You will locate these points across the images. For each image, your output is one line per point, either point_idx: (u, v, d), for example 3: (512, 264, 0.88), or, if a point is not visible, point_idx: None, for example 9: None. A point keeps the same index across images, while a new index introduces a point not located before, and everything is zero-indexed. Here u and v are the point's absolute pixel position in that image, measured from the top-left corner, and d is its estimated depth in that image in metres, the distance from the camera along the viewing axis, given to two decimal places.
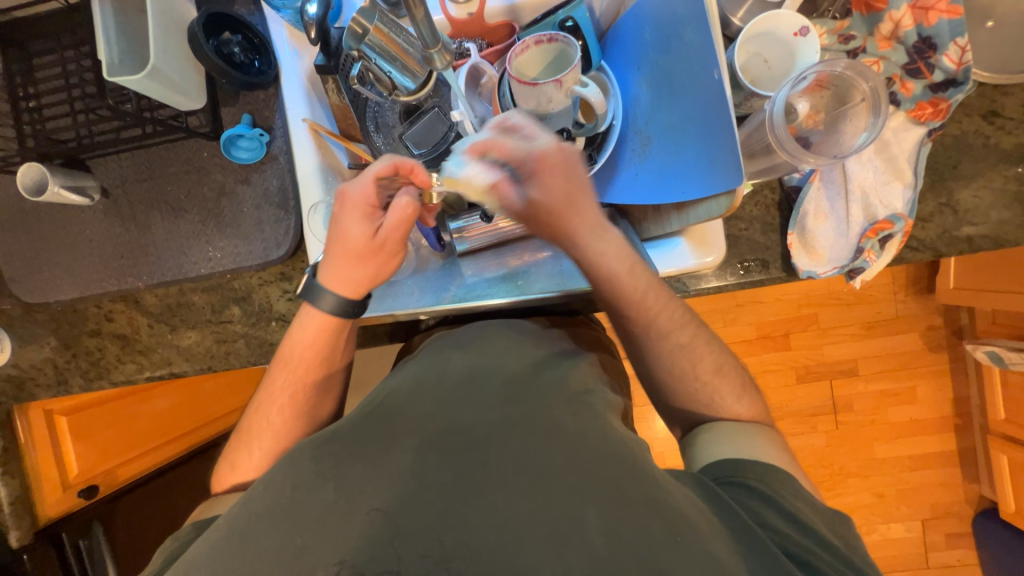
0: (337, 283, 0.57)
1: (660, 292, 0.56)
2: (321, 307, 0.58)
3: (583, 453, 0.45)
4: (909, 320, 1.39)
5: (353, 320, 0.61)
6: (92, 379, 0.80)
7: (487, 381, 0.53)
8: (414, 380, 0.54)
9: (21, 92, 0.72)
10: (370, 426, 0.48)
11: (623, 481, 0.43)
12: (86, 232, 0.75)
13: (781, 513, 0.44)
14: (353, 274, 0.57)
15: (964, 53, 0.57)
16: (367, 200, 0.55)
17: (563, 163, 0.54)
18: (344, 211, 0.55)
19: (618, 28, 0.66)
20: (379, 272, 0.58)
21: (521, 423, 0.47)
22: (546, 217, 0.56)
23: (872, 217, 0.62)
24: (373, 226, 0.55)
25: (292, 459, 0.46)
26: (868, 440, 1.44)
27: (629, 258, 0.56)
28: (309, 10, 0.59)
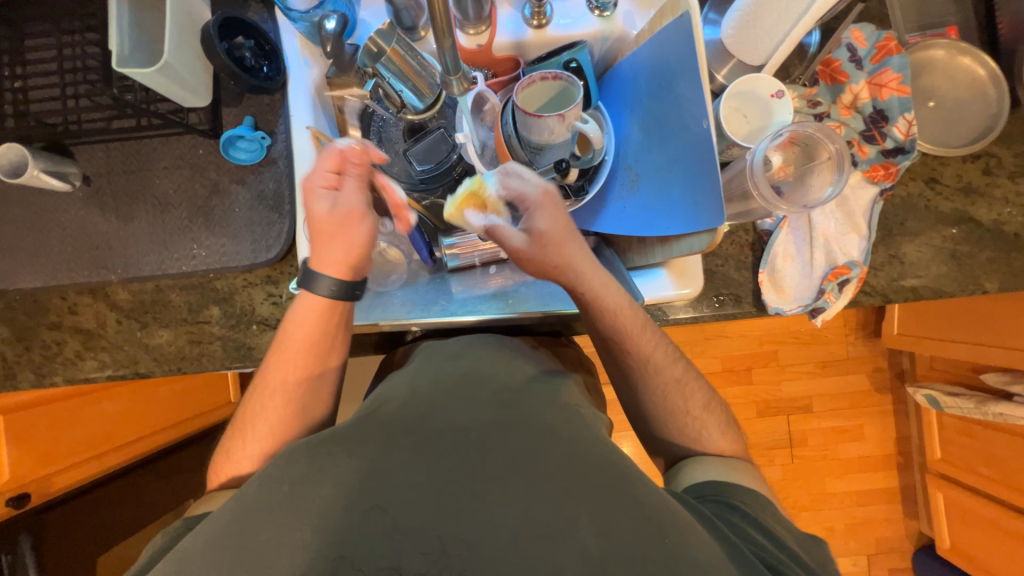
0: (326, 265, 0.58)
1: (646, 333, 0.59)
2: (309, 289, 0.59)
3: (579, 458, 0.45)
4: (858, 361, 1.49)
5: (347, 304, 0.61)
6: (45, 375, 0.75)
7: (483, 390, 0.53)
8: (409, 387, 0.54)
9: (9, 73, 0.70)
10: (362, 427, 0.48)
11: (617, 486, 0.43)
12: (61, 220, 0.71)
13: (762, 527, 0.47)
14: (331, 248, 0.58)
15: (911, 126, 0.66)
16: (318, 183, 0.58)
17: (556, 212, 0.58)
18: (306, 200, 0.58)
19: (615, 73, 0.72)
20: (354, 241, 0.58)
21: (520, 427, 0.47)
22: (543, 250, 0.57)
23: (833, 262, 0.68)
24: (331, 202, 0.58)
25: (275, 464, 0.45)
26: (821, 475, 1.51)
27: (630, 305, 0.59)
28: (327, 25, 0.62)
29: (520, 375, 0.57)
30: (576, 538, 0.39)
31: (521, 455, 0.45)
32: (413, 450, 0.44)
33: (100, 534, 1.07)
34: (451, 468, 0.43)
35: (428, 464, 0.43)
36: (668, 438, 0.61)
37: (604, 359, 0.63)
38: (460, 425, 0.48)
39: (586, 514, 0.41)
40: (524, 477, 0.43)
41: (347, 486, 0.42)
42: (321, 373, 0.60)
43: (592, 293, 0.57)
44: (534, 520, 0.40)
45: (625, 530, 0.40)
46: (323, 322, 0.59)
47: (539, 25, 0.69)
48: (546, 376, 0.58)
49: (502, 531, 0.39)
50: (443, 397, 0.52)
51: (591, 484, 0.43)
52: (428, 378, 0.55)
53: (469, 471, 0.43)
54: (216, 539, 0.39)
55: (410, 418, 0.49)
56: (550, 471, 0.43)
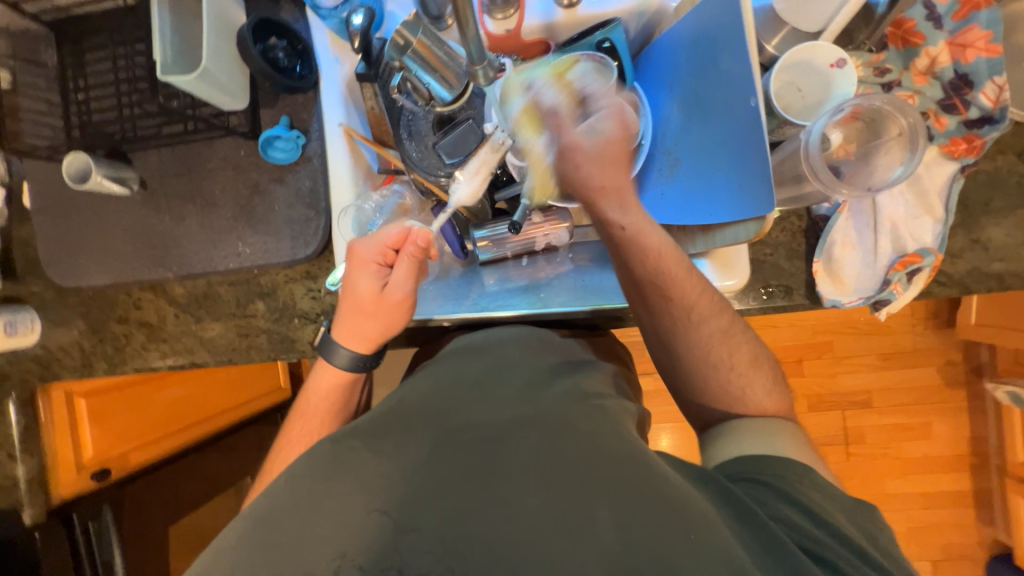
0: (358, 338, 0.61)
1: (681, 265, 0.55)
2: (345, 351, 0.61)
3: (596, 452, 0.44)
4: (926, 354, 1.36)
5: (365, 372, 0.64)
6: (116, 363, 0.82)
7: (501, 388, 0.54)
8: (430, 383, 0.56)
9: (73, 86, 0.75)
10: (387, 422, 0.49)
11: (639, 481, 0.42)
12: (123, 221, 0.77)
13: (804, 512, 0.43)
14: (365, 328, 0.60)
15: (1001, 91, 0.57)
16: (375, 258, 0.59)
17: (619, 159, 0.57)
18: (355, 269, 0.59)
19: (652, 51, 0.68)
20: (389, 325, 0.61)
21: (538, 423, 0.47)
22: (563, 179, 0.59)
23: (902, 249, 0.62)
24: (380, 281, 0.59)
25: (310, 454, 0.46)
26: (880, 475, 1.41)
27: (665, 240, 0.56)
28: (354, 21, 0.61)
29: (539, 371, 0.57)
30: (594, 531, 0.39)
31: (543, 453, 0.44)
32: (435, 445, 0.45)
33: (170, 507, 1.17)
34: (473, 462, 0.43)
35: (449, 458, 0.44)
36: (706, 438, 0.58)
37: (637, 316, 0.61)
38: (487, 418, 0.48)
39: (603, 502, 0.40)
40: (544, 474, 0.42)
41: (374, 478, 0.42)
42: (355, 386, 0.64)
43: (633, 224, 0.55)
44: (555, 516, 0.40)
45: (644, 521, 0.39)
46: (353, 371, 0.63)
47: (569, 4, 0.65)
48: (566, 370, 0.58)
49: (521, 526, 0.39)
50: (463, 395, 0.53)
51: (614, 479, 0.42)
52: (448, 375, 0.57)
53: (489, 466, 0.43)
54: (250, 524, 0.41)
55: (435, 413, 0.50)
56: (567, 466, 0.43)
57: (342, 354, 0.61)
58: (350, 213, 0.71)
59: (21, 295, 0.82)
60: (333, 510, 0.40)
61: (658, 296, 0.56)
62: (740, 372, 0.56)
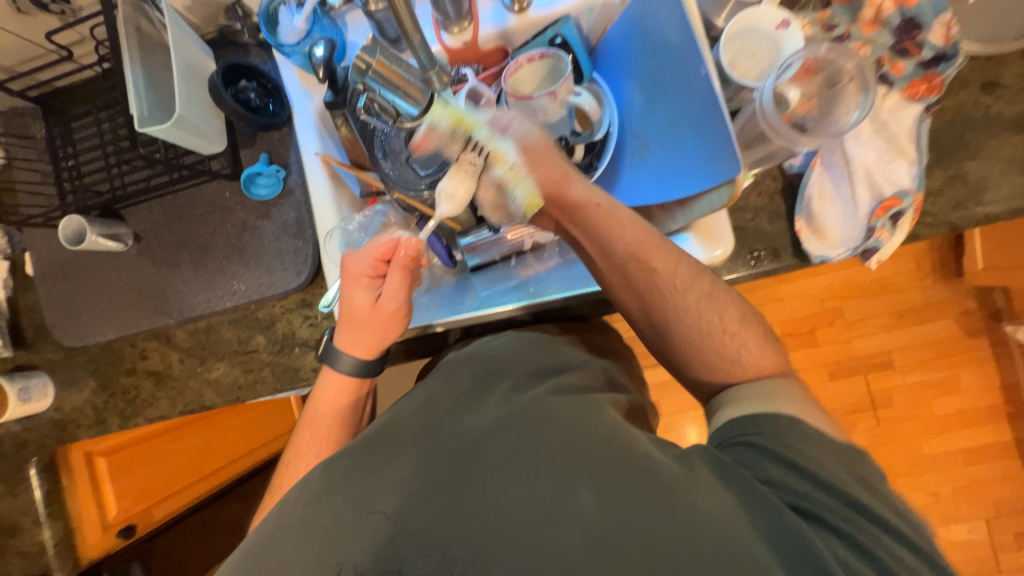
0: (359, 348, 0.61)
1: (665, 251, 0.56)
2: (347, 359, 0.62)
3: (581, 439, 0.46)
4: (938, 306, 1.34)
5: (371, 378, 0.64)
6: (129, 416, 0.83)
7: (494, 387, 0.55)
8: (422, 394, 0.56)
9: (63, 154, 0.78)
10: (383, 433, 0.50)
11: (618, 460, 0.44)
12: (122, 276, 0.79)
13: (804, 477, 0.43)
14: (364, 337, 0.61)
15: (951, 28, 0.58)
16: (366, 270, 0.60)
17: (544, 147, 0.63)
18: (350, 282, 0.60)
19: (606, 42, 0.70)
20: (387, 335, 0.61)
21: (524, 416, 0.49)
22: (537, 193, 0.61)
23: (880, 194, 0.62)
24: (374, 293, 0.60)
25: (306, 480, 0.47)
26: (914, 437, 1.36)
27: (642, 230, 0.56)
28: (316, 52, 0.64)
29: (530, 368, 0.58)
30: (575, 510, 0.41)
31: (530, 448, 0.45)
32: (429, 452, 0.47)
33: (199, 558, 1.17)
34: (463, 464, 0.45)
35: (442, 463, 0.45)
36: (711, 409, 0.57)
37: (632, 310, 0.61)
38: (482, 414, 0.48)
39: (585, 485, 0.42)
40: (527, 463, 0.44)
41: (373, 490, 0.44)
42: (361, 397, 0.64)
43: (598, 210, 0.57)
44: (538, 502, 0.42)
45: (626, 500, 0.41)
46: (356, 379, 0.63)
47: (520, 9, 0.67)
48: (555, 364, 0.59)
49: (507, 517, 0.41)
50: (457, 397, 0.54)
51: (596, 462, 0.44)
52: (439, 382, 0.57)
53: (472, 467, 0.45)
54: (255, 550, 0.43)
55: (431, 419, 0.51)
56: (552, 454, 0.45)
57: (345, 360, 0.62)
58: (335, 235, 0.73)
59: (33, 361, 0.84)
60: (331, 527, 0.42)
61: (645, 279, 0.56)
62: (737, 337, 0.54)
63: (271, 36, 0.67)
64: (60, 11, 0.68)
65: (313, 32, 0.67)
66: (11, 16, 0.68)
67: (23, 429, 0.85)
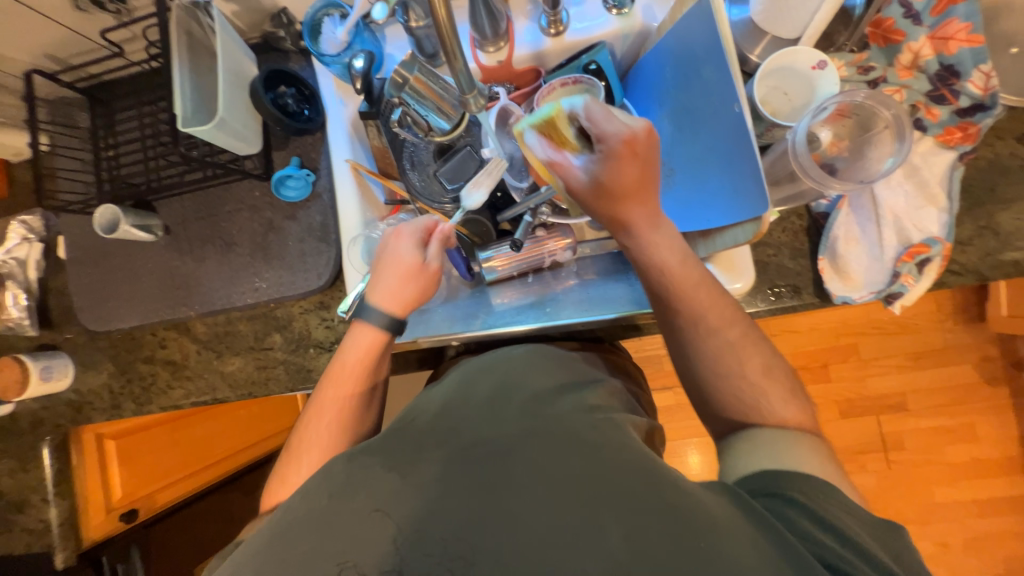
0: (390, 304, 0.62)
1: (710, 288, 0.56)
2: (375, 320, 0.62)
3: (604, 465, 0.46)
4: (959, 350, 1.31)
5: (391, 338, 0.64)
6: (143, 403, 0.85)
7: (507, 405, 0.56)
8: (444, 400, 0.58)
9: (104, 144, 0.81)
10: (398, 441, 0.50)
11: (644, 490, 0.43)
12: (149, 266, 0.81)
13: (825, 531, 0.42)
14: (403, 288, 0.63)
15: (989, 79, 0.57)
16: (415, 230, 0.66)
17: (632, 162, 0.51)
18: (398, 238, 0.65)
19: (640, 70, 0.71)
20: (423, 290, 0.64)
21: (546, 437, 0.50)
22: (603, 198, 0.54)
23: (907, 240, 0.61)
24: (421, 251, 0.64)
25: (324, 474, 0.47)
26: (926, 483, 1.33)
27: (677, 253, 0.56)
28: (356, 65, 0.65)
29: (549, 386, 0.59)
30: (603, 543, 0.40)
31: (546, 467, 0.46)
32: (446, 461, 0.47)
33: None
34: (480, 476, 0.45)
35: (461, 474, 0.46)
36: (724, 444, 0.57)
37: (660, 324, 0.61)
38: None
39: (611, 516, 0.42)
40: (550, 486, 0.44)
41: (387, 497, 0.44)
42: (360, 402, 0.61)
43: (643, 241, 0.56)
44: (560, 525, 0.42)
45: (653, 534, 0.40)
46: (366, 360, 0.62)
47: (556, 33, 0.69)
48: (569, 386, 0.60)
49: (526, 539, 0.41)
50: (475, 407, 0.55)
51: (622, 491, 0.43)
52: (457, 394, 0.58)
53: (494, 480, 0.45)
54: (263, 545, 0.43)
55: (443, 431, 0.51)
56: (574, 479, 0.44)
57: (370, 324, 0.62)
58: (359, 242, 0.73)
59: (57, 342, 0.86)
60: None
61: (671, 317, 0.58)
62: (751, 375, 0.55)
63: (312, 44, 0.69)
64: (115, 10, 0.71)
65: (354, 44, 0.69)
66: (70, 13, 0.71)
67: (40, 408, 0.87)
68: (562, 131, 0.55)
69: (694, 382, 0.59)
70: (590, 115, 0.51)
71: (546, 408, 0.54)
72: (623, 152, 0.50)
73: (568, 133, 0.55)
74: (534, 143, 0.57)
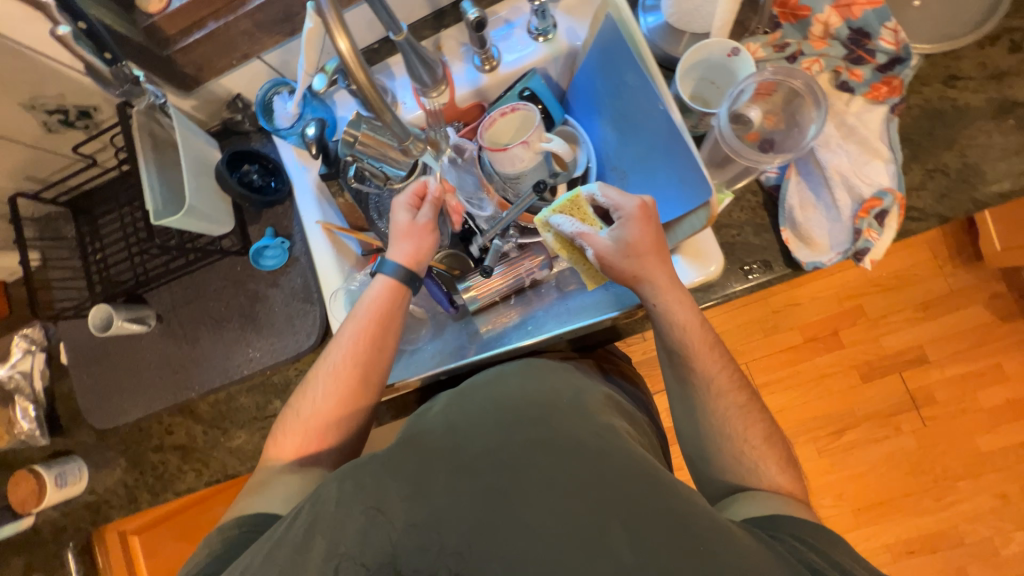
0: (400, 255, 0.66)
1: (715, 351, 0.58)
2: (389, 278, 0.65)
3: (610, 472, 0.46)
4: (965, 292, 1.29)
5: (401, 294, 0.65)
6: (158, 493, 0.85)
7: (510, 410, 0.54)
8: (444, 421, 0.56)
9: (91, 248, 0.85)
10: (404, 455, 0.50)
11: (649, 499, 0.44)
12: (147, 356, 0.84)
13: None
14: (400, 249, 0.66)
15: (898, 33, 0.61)
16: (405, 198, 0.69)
17: (648, 224, 0.58)
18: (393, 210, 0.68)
19: (576, 83, 0.74)
20: (418, 246, 0.66)
21: (551, 444, 0.49)
22: (629, 261, 0.57)
23: (860, 197, 0.63)
24: (411, 213, 0.67)
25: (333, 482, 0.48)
26: (965, 434, 1.28)
27: (695, 314, 0.58)
28: (307, 133, 0.69)
29: (544, 392, 0.57)
30: (611, 547, 0.41)
31: (551, 471, 0.46)
32: (450, 473, 0.47)
33: None
34: (489, 484, 0.46)
35: (463, 486, 0.46)
36: (724, 430, 0.57)
37: (669, 373, 0.61)
38: (492, 456, 0.48)
39: (617, 523, 0.42)
40: (557, 489, 0.45)
41: (399, 527, 0.44)
42: (369, 361, 0.63)
43: (665, 301, 0.57)
44: (568, 528, 0.43)
45: (659, 542, 0.41)
46: (379, 323, 0.63)
47: (490, 68, 0.73)
48: (572, 393, 0.59)
49: (537, 545, 0.42)
50: (476, 418, 0.54)
51: (629, 501, 0.44)
52: (457, 407, 0.57)
53: (503, 488, 0.45)
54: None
55: (446, 444, 0.51)
56: (580, 485, 0.45)
57: (384, 287, 0.65)
58: (340, 296, 0.76)
59: (69, 447, 0.88)
60: None
61: (674, 358, 0.59)
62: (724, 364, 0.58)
63: (268, 122, 0.74)
64: (85, 126, 0.78)
65: (305, 114, 0.73)
66: (45, 136, 0.76)
67: (60, 515, 0.89)
68: (584, 212, 0.62)
69: (687, 367, 0.59)
70: (606, 196, 0.60)
71: (547, 410, 0.54)
72: (641, 217, 0.57)
73: (589, 214, 0.62)
74: (562, 222, 0.61)
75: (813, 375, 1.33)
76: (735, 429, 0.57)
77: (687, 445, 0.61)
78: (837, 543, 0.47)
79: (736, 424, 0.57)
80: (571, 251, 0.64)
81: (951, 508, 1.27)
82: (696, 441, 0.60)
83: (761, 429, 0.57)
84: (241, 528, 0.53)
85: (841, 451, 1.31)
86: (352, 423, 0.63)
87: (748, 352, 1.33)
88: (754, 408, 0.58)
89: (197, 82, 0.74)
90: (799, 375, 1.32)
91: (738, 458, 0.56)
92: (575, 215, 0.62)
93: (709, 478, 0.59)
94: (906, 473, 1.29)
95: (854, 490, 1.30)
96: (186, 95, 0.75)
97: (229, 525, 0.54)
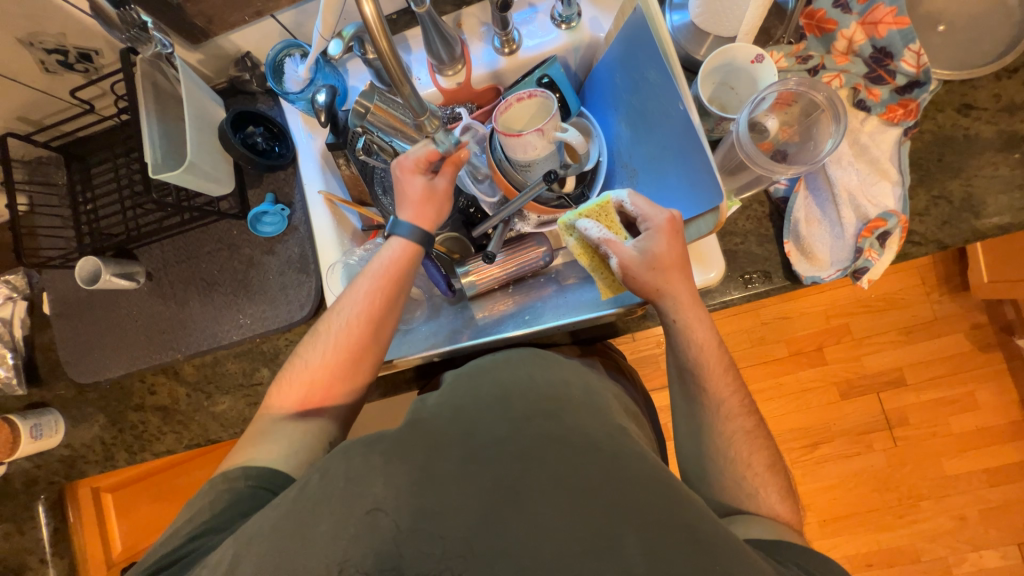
0: (417, 219, 0.64)
1: (726, 373, 0.59)
2: (405, 239, 0.64)
3: (620, 473, 0.46)
4: (949, 320, 1.32)
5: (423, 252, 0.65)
6: (136, 452, 0.84)
7: (523, 399, 0.55)
8: (454, 401, 0.56)
9: (81, 198, 0.82)
10: (416, 435, 0.50)
11: (663, 504, 0.44)
12: (132, 313, 0.82)
13: None
14: (425, 212, 0.64)
15: (920, 57, 0.61)
16: (421, 161, 0.63)
17: (675, 237, 0.57)
18: (406, 174, 0.64)
19: (596, 74, 0.74)
20: (441, 212, 0.66)
21: (567, 440, 0.49)
22: (658, 273, 0.57)
23: (865, 216, 0.63)
24: (429, 178, 0.64)
25: (346, 455, 0.48)
26: (935, 456, 1.32)
27: (713, 334, 0.59)
28: (317, 99, 0.67)
29: (549, 384, 0.57)
30: (622, 552, 0.41)
31: (563, 468, 0.46)
32: (462, 455, 0.48)
33: None
34: (500, 474, 0.46)
35: (475, 471, 0.47)
36: (716, 438, 0.59)
37: (677, 381, 0.62)
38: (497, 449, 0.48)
39: (628, 526, 0.43)
40: (568, 487, 0.45)
41: (406, 512, 0.44)
42: (383, 318, 0.62)
43: (684, 317, 0.58)
44: (574, 526, 0.43)
45: (669, 549, 0.42)
46: (394, 281, 0.62)
47: (509, 51, 0.72)
48: (578, 386, 0.59)
49: (544, 540, 0.42)
50: (486, 404, 0.54)
51: (640, 505, 0.44)
52: (467, 392, 0.57)
53: (513, 481, 0.46)
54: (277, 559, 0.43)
55: (452, 427, 0.51)
56: (595, 486, 0.45)
57: (400, 247, 0.64)
58: (337, 269, 0.74)
59: (46, 398, 0.86)
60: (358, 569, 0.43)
61: (681, 363, 0.61)
62: (724, 379, 0.59)
63: (277, 85, 0.71)
64: (84, 70, 0.75)
65: (316, 79, 0.71)
66: (40, 76, 0.73)
67: (32, 467, 0.86)
68: (611, 219, 0.61)
69: (694, 380, 0.60)
70: (633, 205, 0.59)
71: (559, 401, 0.55)
72: (668, 231, 0.57)
73: (616, 222, 0.61)
74: (589, 227, 0.59)
75: (794, 389, 1.35)
76: (730, 436, 0.58)
77: (679, 447, 0.62)
78: (824, 563, 0.48)
79: (730, 428, 0.58)
80: (592, 258, 0.63)
81: (913, 526, 1.31)
82: (690, 443, 0.61)
83: (756, 439, 0.59)
84: (246, 481, 0.53)
85: (813, 463, 1.34)
86: (350, 386, 0.62)
87: (736, 361, 1.35)
88: (751, 417, 0.59)
89: (206, 35, 0.71)
90: (781, 387, 1.35)
91: (729, 463, 0.58)
92: (602, 221, 0.61)
93: (701, 480, 0.60)
94: (876, 490, 1.32)
95: (822, 502, 1.33)
96: (193, 47, 0.73)
97: (236, 475, 0.54)
